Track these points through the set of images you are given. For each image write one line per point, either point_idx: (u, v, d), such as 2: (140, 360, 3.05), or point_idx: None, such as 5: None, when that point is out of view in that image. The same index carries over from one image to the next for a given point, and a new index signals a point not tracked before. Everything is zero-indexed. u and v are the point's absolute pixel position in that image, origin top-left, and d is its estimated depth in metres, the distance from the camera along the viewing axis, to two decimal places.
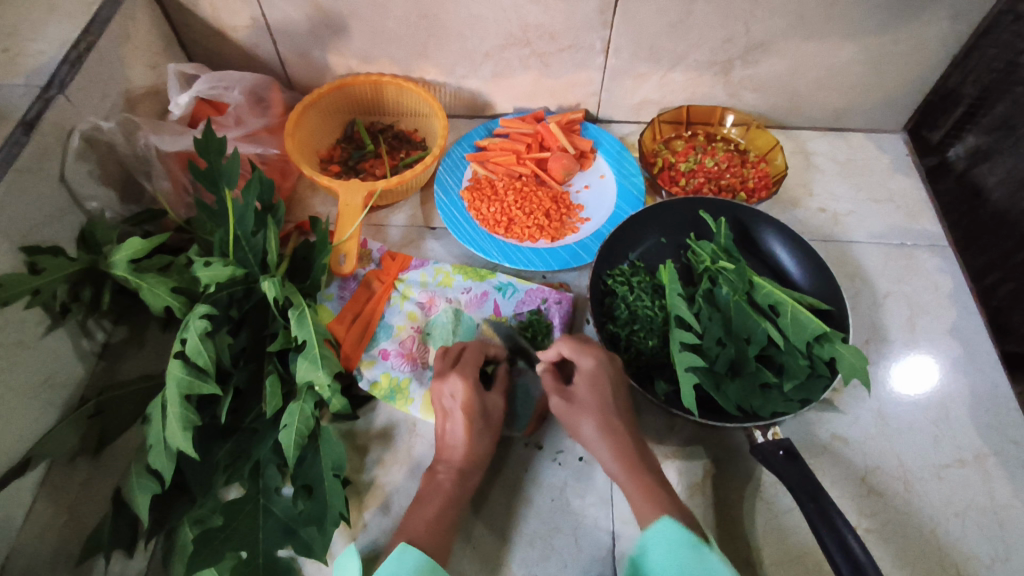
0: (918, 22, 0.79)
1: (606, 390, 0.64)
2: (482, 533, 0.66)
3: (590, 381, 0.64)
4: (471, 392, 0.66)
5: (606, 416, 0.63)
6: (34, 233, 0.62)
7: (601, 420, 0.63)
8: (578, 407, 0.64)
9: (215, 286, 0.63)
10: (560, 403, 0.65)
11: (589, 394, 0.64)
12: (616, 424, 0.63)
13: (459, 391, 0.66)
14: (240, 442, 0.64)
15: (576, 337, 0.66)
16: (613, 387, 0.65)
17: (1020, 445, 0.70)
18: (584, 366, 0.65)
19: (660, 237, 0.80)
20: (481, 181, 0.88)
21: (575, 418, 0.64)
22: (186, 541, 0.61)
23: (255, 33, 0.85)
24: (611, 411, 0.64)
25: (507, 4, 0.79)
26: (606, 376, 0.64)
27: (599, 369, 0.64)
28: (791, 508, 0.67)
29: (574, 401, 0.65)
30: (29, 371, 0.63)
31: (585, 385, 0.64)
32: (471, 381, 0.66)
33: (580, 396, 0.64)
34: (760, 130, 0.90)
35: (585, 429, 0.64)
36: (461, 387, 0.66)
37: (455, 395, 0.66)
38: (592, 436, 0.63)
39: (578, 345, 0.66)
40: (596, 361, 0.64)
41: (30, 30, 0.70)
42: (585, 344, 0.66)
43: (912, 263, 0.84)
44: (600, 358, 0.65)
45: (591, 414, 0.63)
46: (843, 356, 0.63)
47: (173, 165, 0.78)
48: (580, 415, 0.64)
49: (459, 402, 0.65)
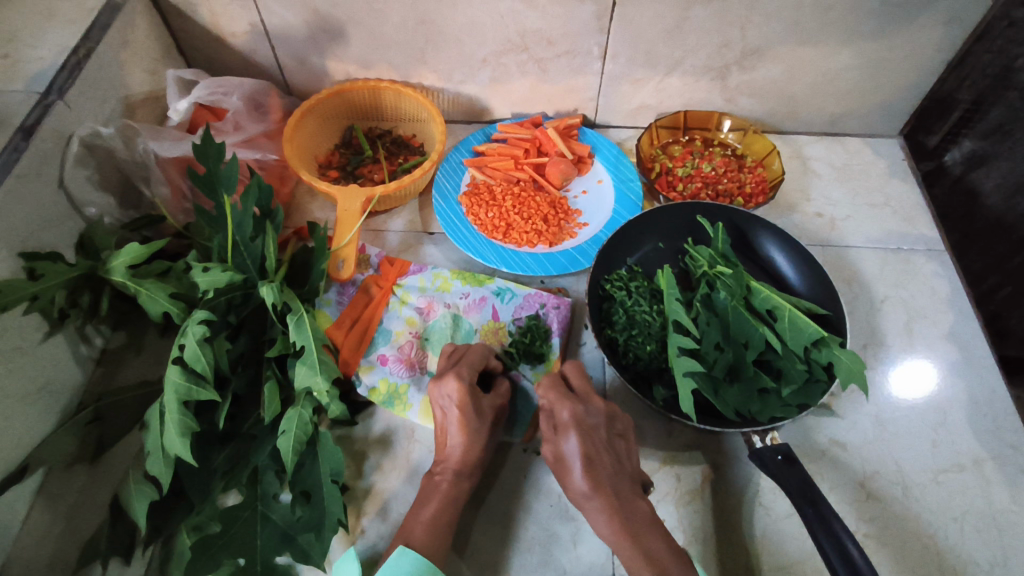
0: (914, 27, 0.79)
1: (589, 439, 0.62)
2: (480, 540, 0.66)
3: (571, 431, 0.63)
4: (466, 394, 0.65)
5: (592, 467, 0.61)
6: (33, 239, 0.62)
7: (587, 472, 0.60)
8: (566, 457, 0.62)
9: (213, 292, 0.62)
10: (550, 453, 0.64)
11: (572, 445, 0.62)
12: (606, 475, 0.61)
13: (453, 391, 0.65)
14: (238, 448, 0.65)
15: (556, 387, 0.67)
16: (599, 437, 0.63)
17: (1018, 449, 0.71)
18: (562, 417, 0.64)
19: (658, 242, 0.80)
20: (479, 186, 0.88)
21: (564, 470, 0.62)
22: (184, 548, 0.60)
23: (254, 39, 0.85)
24: (598, 461, 0.61)
25: (504, 9, 0.79)
26: (588, 428, 0.63)
27: (576, 420, 0.63)
28: (790, 513, 0.67)
29: (562, 452, 0.63)
30: (27, 377, 0.62)
31: (568, 436, 0.62)
32: (466, 382, 0.66)
33: (567, 443, 0.63)
34: (757, 135, 0.90)
35: (574, 482, 0.61)
36: (457, 388, 0.65)
37: (450, 396, 0.65)
38: (581, 489, 0.61)
39: (556, 396, 0.66)
40: (573, 412, 0.64)
41: (29, 36, 0.70)
42: (564, 395, 0.66)
43: (908, 267, 0.84)
44: (580, 406, 0.65)
45: (577, 465, 0.61)
46: (841, 361, 0.63)
47: (171, 172, 0.77)
48: (568, 468, 0.62)
49: (453, 402, 0.65)
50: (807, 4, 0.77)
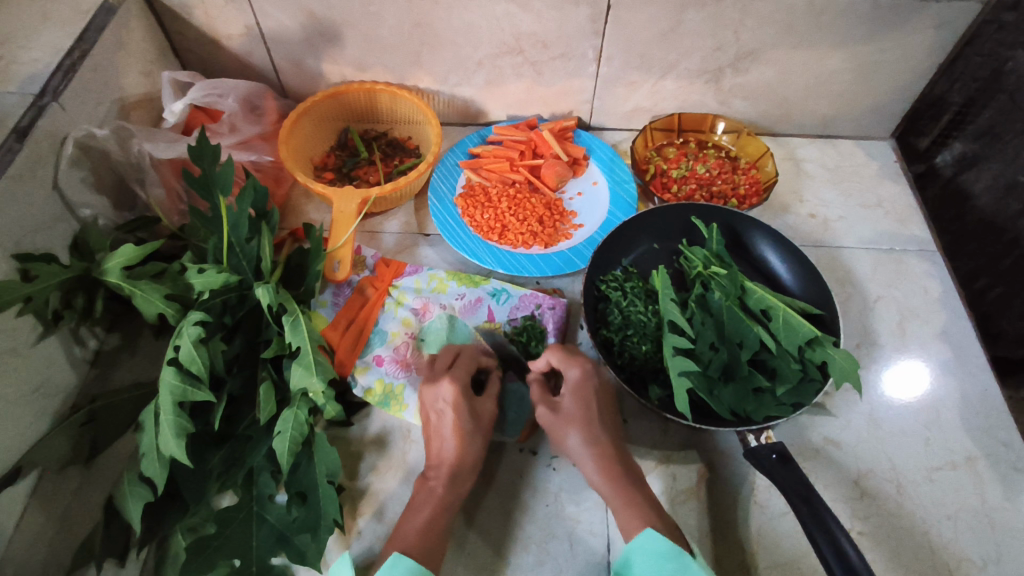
0: (903, 31, 0.80)
1: (591, 396, 0.67)
2: (476, 540, 0.65)
3: (577, 387, 0.67)
4: (461, 393, 0.66)
5: (591, 423, 0.66)
6: (26, 241, 0.62)
7: (586, 425, 0.65)
8: (564, 414, 0.66)
9: (209, 293, 0.63)
10: (548, 412, 0.66)
11: (575, 401, 0.66)
12: (602, 434, 0.65)
13: (448, 393, 0.66)
14: (234, 449, 0.64)
15: (562, 349, 0.70)
16: (594, 397, 0.68)
17: (1010, 447, 0.71)
18: (569, 374, 0.68)
19: (653, 243, 0.80)
20: (474, 188, 0.88)
21: (560, 427, 0.66)
22: (178, 549, 0.61)
23: (249, 41, 0.86)
24: (595, 420, 0.66)
25: (499, 12, 0.79)
26: (590, 385, 0.68)
27: (584, 378, 0.68)
28: (784, 512, 0.67)
29: (560, 410, 0.66)
30: (19, 380, 0.62)
31: (572, 392, 0.67)
32: (461, 383, 0.67)
33: (567, 402, 0.67)
34: (750, 137, 0.91)
35: (570, 439, 0.65)
36: (453, 390, 0.66)
37: (445, 397, 0.66)
38: (577, 445, 0.65)
39: (564, 356, 0.69)
40: (582, 369, 0.68)
41: (23, 38, 0.70)
42: (570, 356, 0.70)
43: (901, 267, 0.85)
44: (586, 366, 0.69)
45: (577, 420, 0.65)
46: (835, 361, 0.64)
47: (166, 173, 0.78)
48: (566, 423, 0.66)
49: (449, 403, 0.66)
50: (800, 7, 0.78)
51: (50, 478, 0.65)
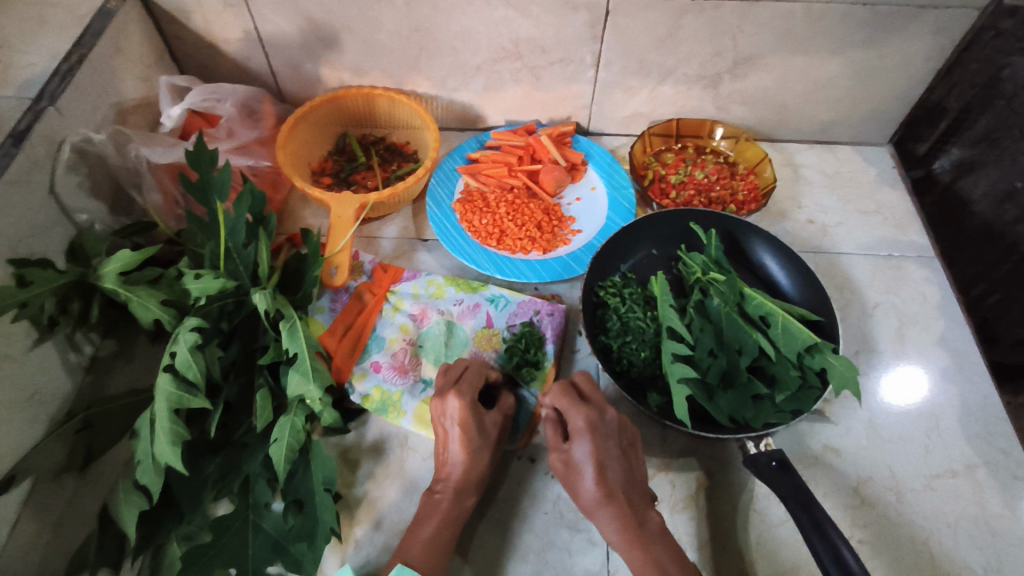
0: (901, 38, 0.80)
1: (602, 446, 0.62)
2: (478, 549, 0.65)
3: (584, 439, 0.62)
4: (468, 412, 0.64)
5: (603, 475, 0.61)
6: (23, 246, 0.62)
7: (598, 480, 0.61)
8: (576, 465, 0.62)
9: (206, 299, 0.62)
10: (560, 462, 0.64)
11: (584, 453, 0.62)
12: (616, 484, 0.61)
13: (455, 409, 0.64)
14: (230, 457, 0.64)
15: (567, 394, 0.65)
16: (608, 444, 0.62)
17: (1009, 454, 0.71)
18: (575, 424, 0.63)
19: (651, 249, 0.80)
20: (473, 193, 0.88)
21: (573, 477, 0.62)
22: (171, 560, 0.59)
23: (248, 46, 0.85)
24: (609, 468, 0.61)
25: (498, 17, 0.79)
26: (601, 434, 0.62)
27: (591, 429, 0.62)
28: (784, 520, 0.67)
29: (573, 459, 0.62)
30: (15, 386, 0.62)
31: (581, 444, 0.62)
32: (468, 399, 0.65)
33: (578, 451, 0.62)
34: (749, 143, 0.90)
35: (584, 489, 0.61)
36: (459, 407, 0.64)
37: (452, 414, 0.65)
38: (591, 496, 0.61)
39: (568, 403, 0.64)
40: (587, 419, 0.63)
41: (20, 42, 0.70)
42: (576, 402, 0.64)
43: (899, 274, 0.85)
44: (594, 413, 0.63)
45: (588, 474, 0.61)
46: (834, 367, 0.63)
47: (163, 177, 0.78)
48: (578, 474, 0.62)
49: (456, 420, 0.64)
50: (798, 14, 0.78)
51: (44, 486, 0.65)
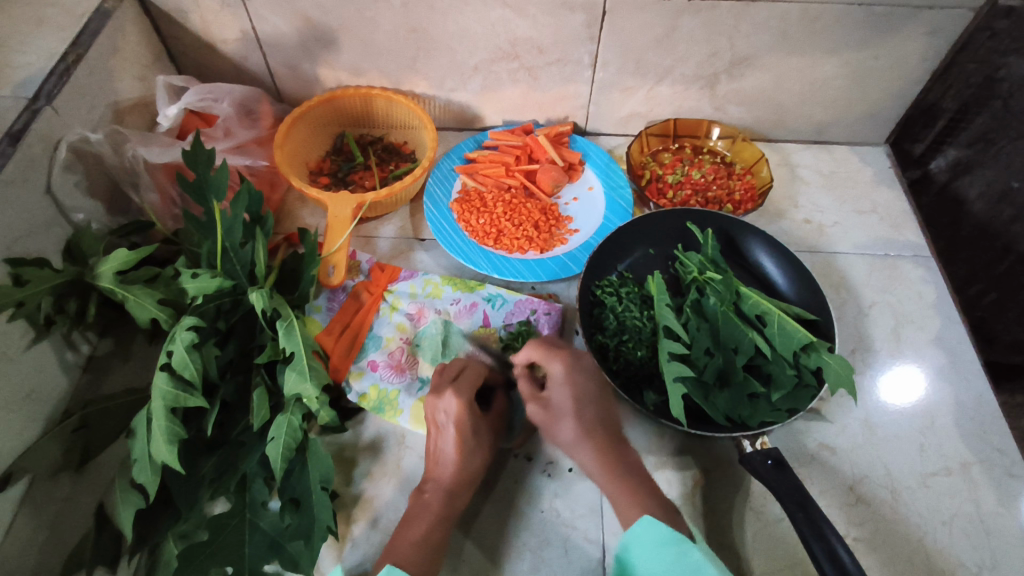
0: (897, 38, 0.81)
1: (578, 388, 0.64)
2: (473, 548, 0.65)
3: (562, 381, 0.64)
4: (464, 411, 0.64)
5: (581, 414, 0.63)
6: (19, 245, 0.62)
7: (578, 418, 0.63)
8: (554, 409, 0.64)
9: (203, 298, 0.62)
10: (537, 409, 0.65)
11: (562, 395, 0.64)
12: (594, 425, 0.63)
13: (452, 408, 0.65)
14: (226, 455, 0.63)
15: (543, 345, 0.67)
16: (585, 387, 0.65)
17: (1004, 453, 0.71)
18: (553, 371, 0.65)
19: (648, 248, 0.80)
20: (470, 193, 0.88)
21: (552, 421, 0.64)
22: (169, 559, 0.59)
23: (245, 46, 0.86)
24: (586, 410, 0.63)
25: (495, 17, 0.80)
26: (577, 378, 0.65)
27: (568, 371, 0.65)
28: (780, 518, 0.67)
29: (551, 404, 0.64)
30: (11, 386, 0.62)
31: (559, 386, 0.64)
32: (465, 399, 0.65)
33: (557, 395, 0.64)
34: (746, 142, 0.91)
35: (563, 431, 0.63)
36: (456, 406, 0.64)
37: (448, 412, 0.65)
38: (570, 436, 0.62)
39: (544, 351, 0.66)
40: (564, 364, 0.65)
41: (17, 42, 0.70)
42: (551, 350, 0.67)
43: (895, 273, 0.85)
44: (569, 359, 0.66)
45: (566, 415, 0.63)
46: (830, 366, 0.63)
47: (161, 177, 0.78)
48: (556, 417, 0.63)
49: (452, 419, 0.64)
50: (795, 14, 0.78)
51: (40, 485, 0.65)
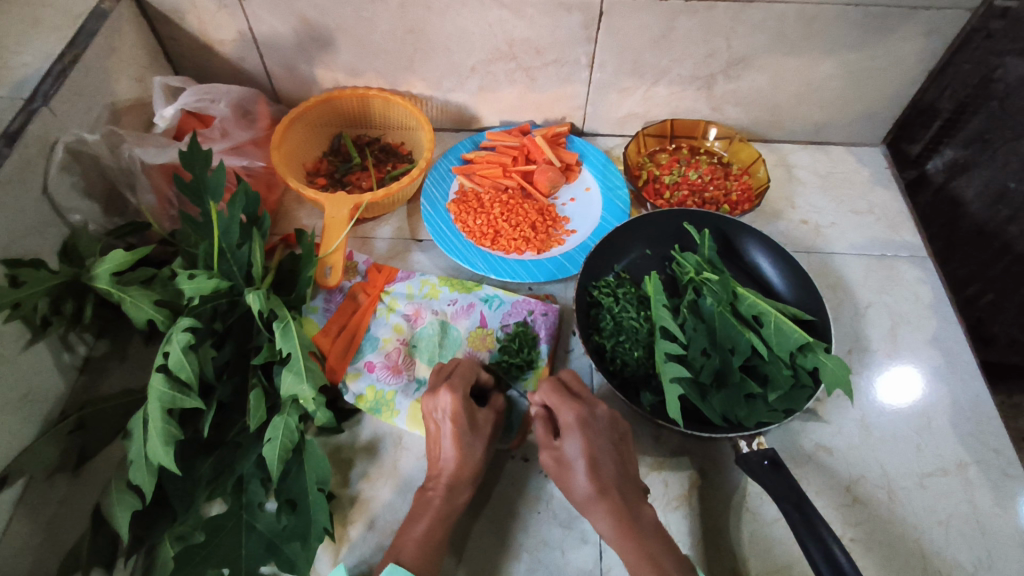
0: (893, 39, 0.81)
1: (593, 441, 0.62)
2: (471, 548, 0.65)
3: (575, 435, 0.62)
4: (460, 406, 0.64)
5: (596, 469, 0.61)
6: (16, 246, 0.62)
7: (590, 475, 0.60)
8: (568, 461, 0.62)
9: (199, 299, 0.62)
10: (551, 460, 0.63)
11: (575, 448, 0.62)
12: (609, 480, 0.61)
13: (448, 404, 0.64)
14: (224, 456, 0.64)
15: (557, 391, 0.66)
16: (600, 439, 0.63)
17: (1001, 453, 0.71)
18: (566, 420, 0.63)
19: (645, 249, 0.80)
20: (467, 193, 0.88)
21: (566, 474, 0.62)
22: (165, 560, 0.60)
23: (242, 47, 0.86)
24: (602, 463, 0.61)
25: (492, 18, 0.80)
26: (592, 430, 0.63)
27: (582, 424, 0.63)
28: (776, 519, 0.67)
29: (564, 456, 0.62)
30: (7, 387, 0.62)
31: (571, 439, 0.62)
32: (460, 394, 0.65)
33: (570, 447, 0.62)
34: (743, 143, 0.91)
35: (577, 485, 0.61)
36: (451, 402, 0.64)
37: (444, 408, 0.65)
38: (585, 491, 0.60)
39: (559, 400, 0.65)
40: (578, 415, 0.63)
41: (14, 43, 0.70)
42: (566, 399, 0.65)
43: (892, 274, 0.85)
44: (584, 409, 0.64)
45: (580, 468, 0.61)
46: (826, 366, 0.64)
47: (158, 179, 0.77)
48: (571, 471, 0.62)
49: (448, 414, 0.64)
50: (791, 14, 0.78)
51: (36, 486, 0.65)
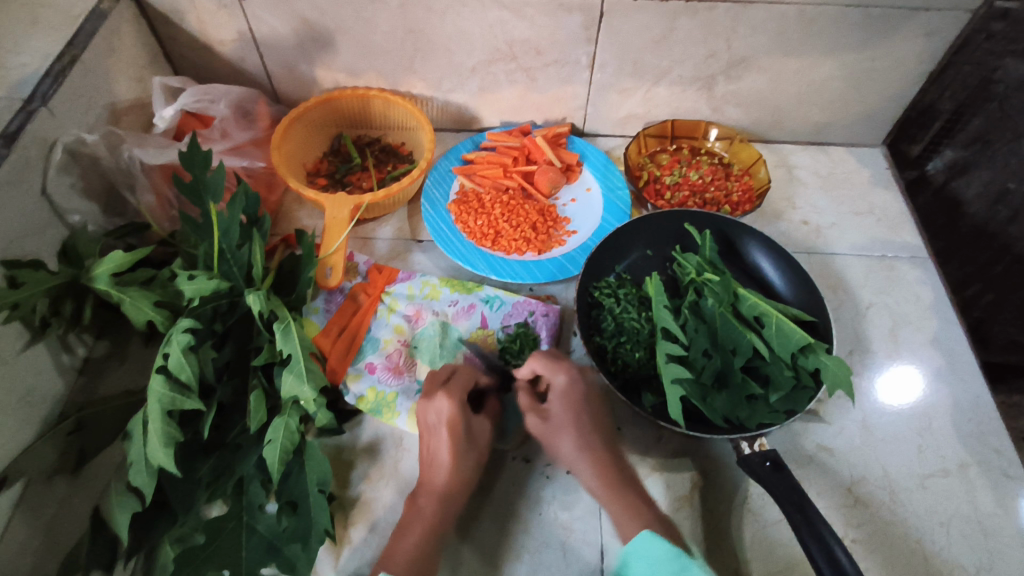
0: (894, 39, 0.81)
1: (581, 400, 0.67)
2: (472, 550, 0.65)
3: (564, 395, 0.67)
4: (457, 413, 0.65)
5: (582, 426, 0.66)
6: (14, 247, 0.61)
7: (577, 431, 0.65)
8: (553, 421, 0.66)
9: (199, 300, 0.62)
10: (537, 422, 0.66)
11: (565, 408, 0.66)
12: (591, 436, 0.66)
13: (444, 410, 0.65)
14: (223, 458, 0.64)
15: (547, 356, 0.70)
16: (585, 399, 0.68)
17: (1002, 454, 0.71)
18: (555, 382, 0.67)
19: (646, 249, 0.80)
20: (468, 194, 0.88)
21: (551, 434, 0.66)
22: (165, 561, 0.59)
23: (242, 47, 0.85)
24: (586, 420, 0.67)
25: (492, 19, 0.80)
26: (580, 390, 0.68)
27: (571, 384, 0.67)
28: (778, 519, 0.67)
29: (550, 417, 0.66)
30: (5, 389, 0.61)
31: (560, 399, 0.67)
32: (458, 400, 0.65)
33: (556, 407, 0.67)
34: (743, 144, 0.91)
35: (562, 443, 0.65)
36: (449, 410, 0.65)
37: (440, 414, 0.65)
38: (570, 448, 0.65)
39: (549, 363, 0.68)
40: (567, 376, 0.68)
41: (13, 43, 0.70)
42: (555, 362, 0.69)
43: (893, 275, 0.85)
44: (572, 371, 0.68)
45: (568, 427, 0.66)
46: (828, 367, 0.63)
47: (157, 178, 0.77)
48: (556, 430, 0.66)
49: (445, 421, 0.64)
50: (791, 15, 0.78)
51: (35, 488, 0.64)
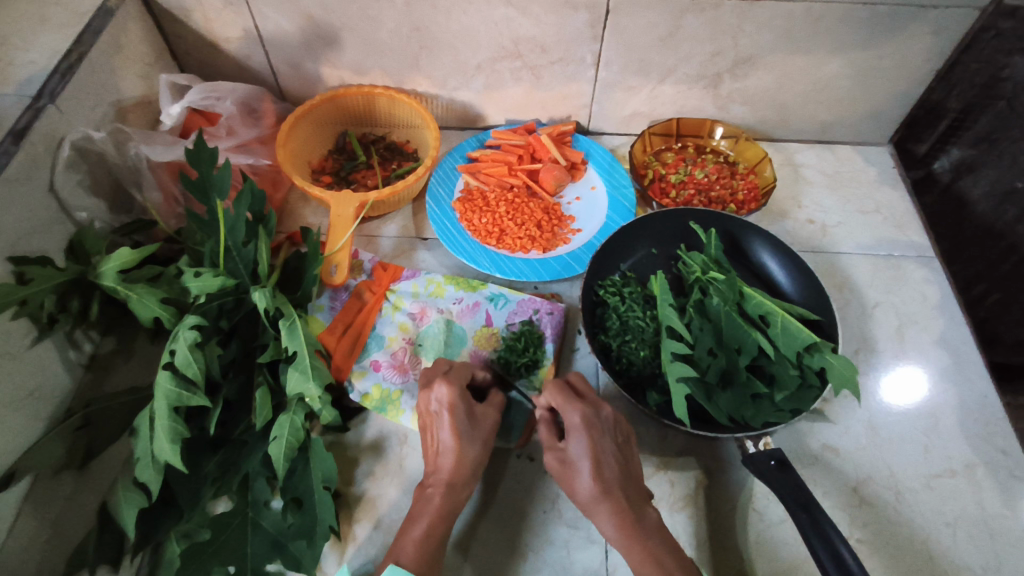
0: (902, 37, 0.80)
1: (598, 441, 0.62)
2: (477, 549, 0.65)
3: (580, 435, 0.62)
4: (456, 397, 0.64)
5: (600, 470, 0.60)
6: (22, 244, 0.62)
7: (595, 475, 0.60)
8: (572, 462, 0.62)
9: (205, 296, 0.62)
10: (555, 461, 0.63)
11: (580, 448, 0.61)
12: (613, 480, 0.61)
13: (444, 395, 0.65)
14: (229, 454, 0.64)
15: (561, 391, 0.65)
16: (604, 439, 0.62)
17: (1009, 454, 0.71)
18: (571, 420, 0.63)
19: (651, 248, 0.80)
20: (472, 192, 0.88)
21: (569, 475, 0.62)
22: (172, 558, 0.60)
23: (248, 44, 0.85)
24: (606, 463, 0.61)
25: (498, 16, 0.79)
26: (596, 430, 0.62)
27: (586, 424, 0.62)
28: (782, 519, 0.67)
29: (568, 457, 0.62)
30: (13, 385, 0.62)
31: (576, 440, 0.62)
32: (457, 385, 0.65)
33: (573, 447, 0.62)
34: (749, 142, 0.90)
35: (581, 486, 0.61)
36: (448, 393, 0.64)
37: (440, 399, 0.65)
38: (588, 492, 0.60)
39: (563, 400, 0.64)
40: (582, 415, 0.62)
41: (20, 40, 0.70)
42: (571, 399, 0.64)
43: (899, 274, 0.85)
44: (589, 409, 0.63)
45: (584, 469, 0.61)
46: (833, 366, 0.63)
47: (163, 175, 0.78)
48: (574, 471, 0.61)
49: (445, 404, 0.64)
50: (798, 14, 0.78)
51: (43, 483, 0.65)
